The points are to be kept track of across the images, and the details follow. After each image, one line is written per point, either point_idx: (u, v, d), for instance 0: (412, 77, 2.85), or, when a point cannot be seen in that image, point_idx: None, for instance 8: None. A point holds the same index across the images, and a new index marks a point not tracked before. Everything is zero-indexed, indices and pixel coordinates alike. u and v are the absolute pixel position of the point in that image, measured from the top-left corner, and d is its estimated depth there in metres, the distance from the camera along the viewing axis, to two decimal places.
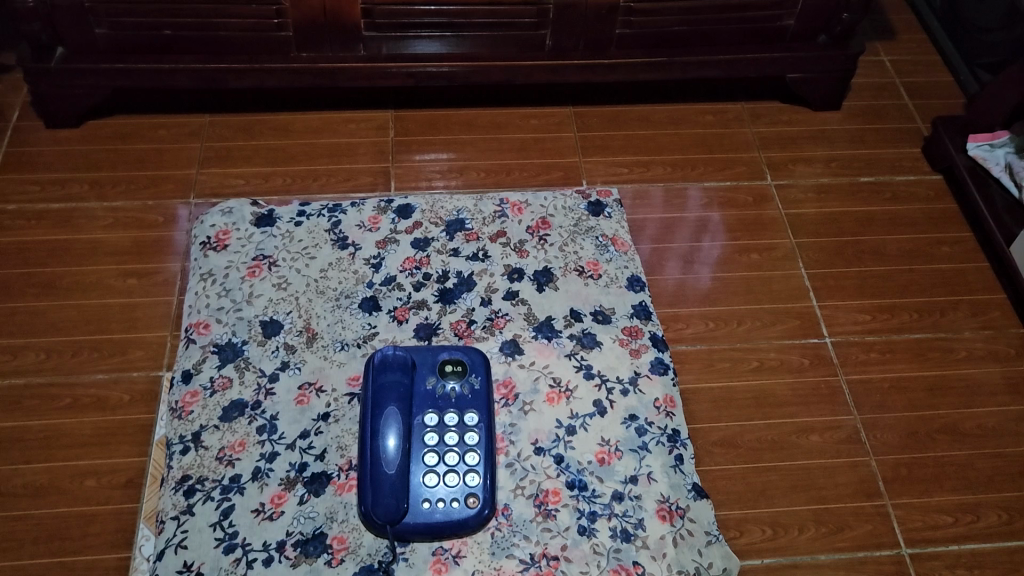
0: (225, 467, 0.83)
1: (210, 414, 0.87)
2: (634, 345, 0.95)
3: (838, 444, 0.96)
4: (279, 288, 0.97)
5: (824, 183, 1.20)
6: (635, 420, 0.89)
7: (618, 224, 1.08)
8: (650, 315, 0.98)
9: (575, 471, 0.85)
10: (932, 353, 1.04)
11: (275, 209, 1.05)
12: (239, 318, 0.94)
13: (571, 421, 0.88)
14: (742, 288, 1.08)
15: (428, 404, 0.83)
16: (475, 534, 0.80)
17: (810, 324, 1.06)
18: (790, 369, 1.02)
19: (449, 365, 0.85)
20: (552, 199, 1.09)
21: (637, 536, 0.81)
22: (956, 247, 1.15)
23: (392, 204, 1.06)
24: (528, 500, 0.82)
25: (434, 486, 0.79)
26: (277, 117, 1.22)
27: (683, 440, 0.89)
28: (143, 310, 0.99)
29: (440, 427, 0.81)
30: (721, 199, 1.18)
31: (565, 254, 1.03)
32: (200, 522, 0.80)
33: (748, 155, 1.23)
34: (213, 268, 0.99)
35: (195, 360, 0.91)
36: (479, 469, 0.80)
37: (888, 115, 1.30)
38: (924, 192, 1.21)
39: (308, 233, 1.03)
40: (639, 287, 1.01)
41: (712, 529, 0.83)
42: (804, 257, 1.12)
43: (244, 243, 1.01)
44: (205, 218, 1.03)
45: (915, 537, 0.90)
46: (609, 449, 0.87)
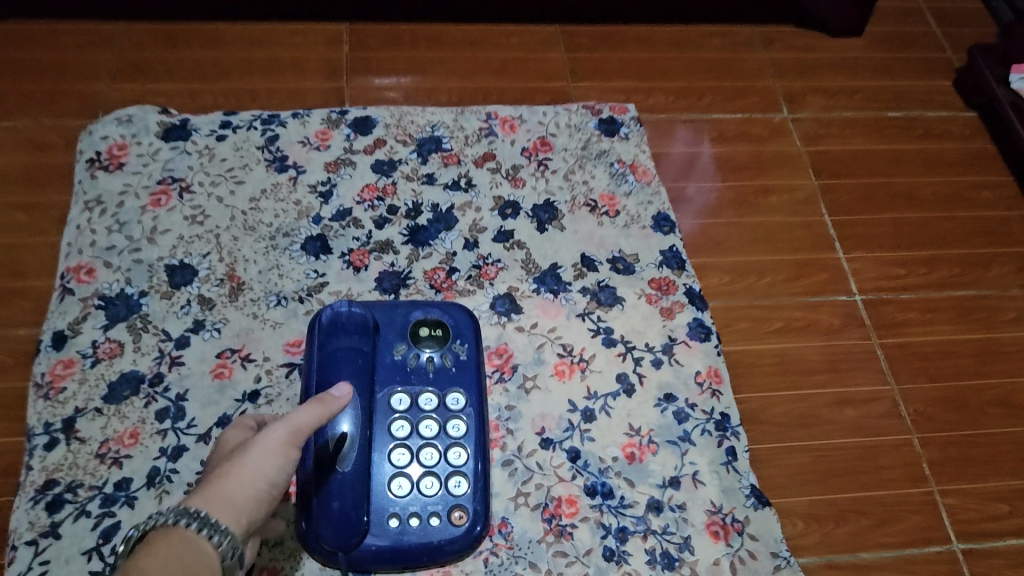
0: (109, 469, 0.65)
1: (90, 393, 0.69)
2: (666, 303, 0.80)
3: (876, 419, 0.82)
4: (192, 223, 0.79)
5: (847, 118, 1.05)
6: (673, 402, 0.74)
7: (636, 148, 0.91)
8: (683, 265, 0.82)
9: (596, 473, 0.69)
10: (978, 313, 0.90)
11: (190, 118, 0.86)
12: (137, 263, 0.76)
13: (587, 404, 0.73)
14: (760, 236, 0.93)
15: (398, 381, 0.66)
16: (462, 563, 0.64)
17: (839, 278, 0.91)
18: (820, 331, 0.87)
19: (425, 329, 0.68)
20: (554, 114, 0.91)
21: (681, 563, 0.66)
22: (997, 192, 1.00)
23: (346, 114, 0.87)
24: (535, 513, 0.67)
25: (406, 493, 0.62)
26: (208, 25, 1.02)
27: (734, 429, 0.74)
28: (33, 253, 0.80)
29: (414, 412, 0.65)
30: (731, 133, 1.01)
31: (571, 183, 0.86)
32: (70, 548, 0.62)
33: (762, 83, 1.07)
34: (103, 193, 0.80)
35: (73, 317, 0.72)
36: (466, 471, 0.63)
37: (916, 42, 1.14)
38: (960, 130, 1.06)
39: (234, 150, 0.84)
40: (668, 227, 0.85)
41: (781, 549, 0.68)
42: (828, 201, 0.97)
43: (146, 161, 0.82)
44: (96, 128, 0.84)
45: (969, 530, 0.76)
46: (639, 442, 0.71)
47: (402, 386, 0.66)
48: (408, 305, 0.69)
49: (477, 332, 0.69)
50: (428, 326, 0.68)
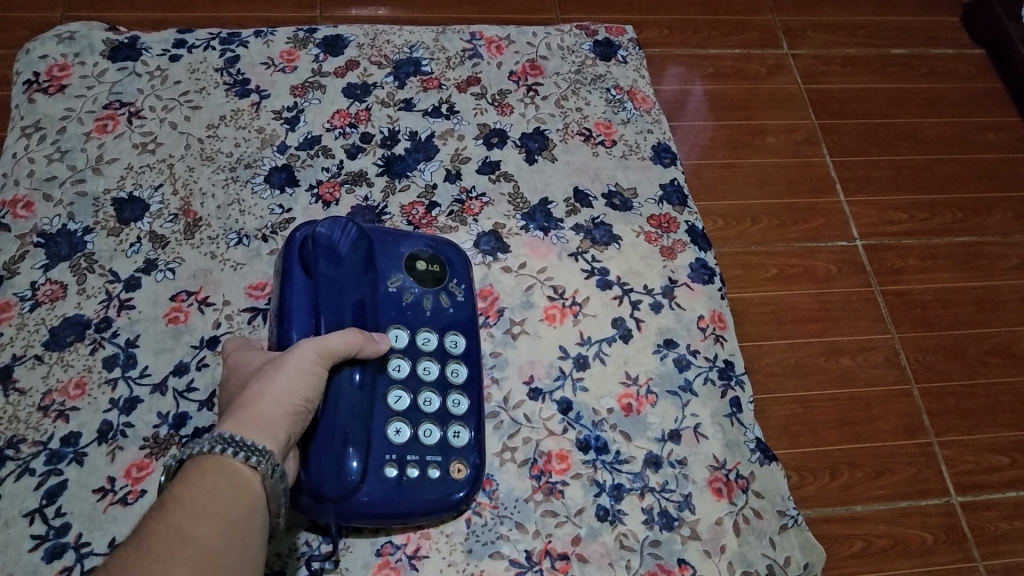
0: (54, 423, 0.61)
1: (29, 339, 0.64)
2: (667, 242, 0.76)
3: (874, 369, 0.78)
4: (142, 151, 0.74)
5: (847, 55, 1.00)
6: (673, 348, 0.70)
7: (634, 73, 0.86)
8: (685, 201, 0.78)
9: (589, 426, 0.66)
10: (979, 260, 0.87)
11: (140, 37, 0.80)
12: (81, 195, 0.71)
13: (580, 350, 0.69)
14: (756, 178, 0.88)
15: (395, 316, 0.61)
16: (443, 523, 0.60)
17: (838, 222, 0.87)
18: (815, 278, 0.83)
19: (421, 262, 0.64)
20: (544, 35, 0.86)
21: (681, 523, 0.63)
22: (1002, 134, 0.96)
23: (314, 33, 0.82)
24: (523, 471, 0.63)
25: (405, 440, 0.58)
26: None
27: (739, 378, 0.70)
28: None
29: (413, 350, 0.61)
30: (728, 70, 0.96)
31: (564, 110, 0.81)
32: (10, 510, 0.58)
33: (760, 18, 1.01)
34: (43, 118, 0.74)
35: (11, 256, 0.68)
36: (467, 421, 0.60)
37: None
38: (965, 68, 1.01)
39: (189, 73, 0.78)
40: (670, 158, 0.81)
41: (788, 508, 0.66)
42: (827, 141, 0.92)
43: (91, 83, 0.76)
44: (33, 47, 0.78)
45: (967, 482, 0.74)
46: (636, 393, 0.68)
47: (398, 322, 0.61)
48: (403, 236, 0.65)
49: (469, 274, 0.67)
50: (423, 260, 0.64)
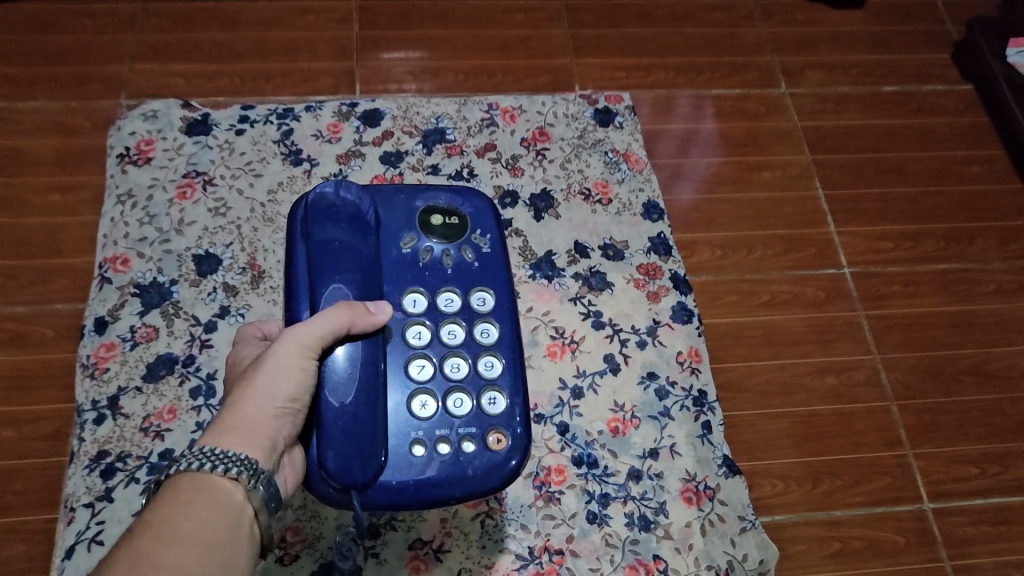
0: (153, 441, 0.73)
1: (131, 373, 0.75)
2: (652, 287, 0.84)
3: (856, 387, 0.87)
4: (215, 214, 0.84)
5: (842, 92, 1.08)
6: (655, 380, 0.79)
7: (629, 136, 0.95)
8: (670, 251, 0.87)
9: (583, 445, 0.75)
10: (959, 286, 0.94)
11: (210, 114, 0.90)
12: (167, 252, 0.82)
13: (577, 381, 0.78)
14: (752, 211, 0.97)
15: (413, 281, 0.61)
16: (463, 523, 0.70)
17: (827, 251, 0.95)
18: (805, 303, 0.91)
19: (438, 217, 0.63)
20: (552, 104, 0.95)
21: (656, 525, 0.73)
22: (986, 167, 1.03)
23: (355, 107, 0.92)
24: (527, 482, 0.72)
25: (432, 413, 0.57)
26: (223, 5, 1.06)
27: (710, 404, 0.79)
28: (68, 233, 0.88)
29: (434, 314, 0.60)
30: (730, 109, 1.05)
31: (568, 172, 0.91)
32: (121, 511, 0.70)
33: (760, 58, 1.09)
34: (133, 187, 0.85)
35: (112, 304, 0.79)
36: (501, 383, 0.58)
37: (917, 14, 1.15)
38: (954, 104, 1.08)
39: (252, 143, 0.89)
40: (657, 214, 0.89)
41: (748, 512, 0.74)
42: (820, 175, 1.01)
43: (172, 156, 0.87)
44: (124, 124, 0.89)
45: (938, 490, 0.82)
46: (623, 417, 0.77)
47: (416, 286, 0.61)
48: (418, 194, 0.64)
49: (497, 219, 0.65)
50: (435, 215, 0.63)
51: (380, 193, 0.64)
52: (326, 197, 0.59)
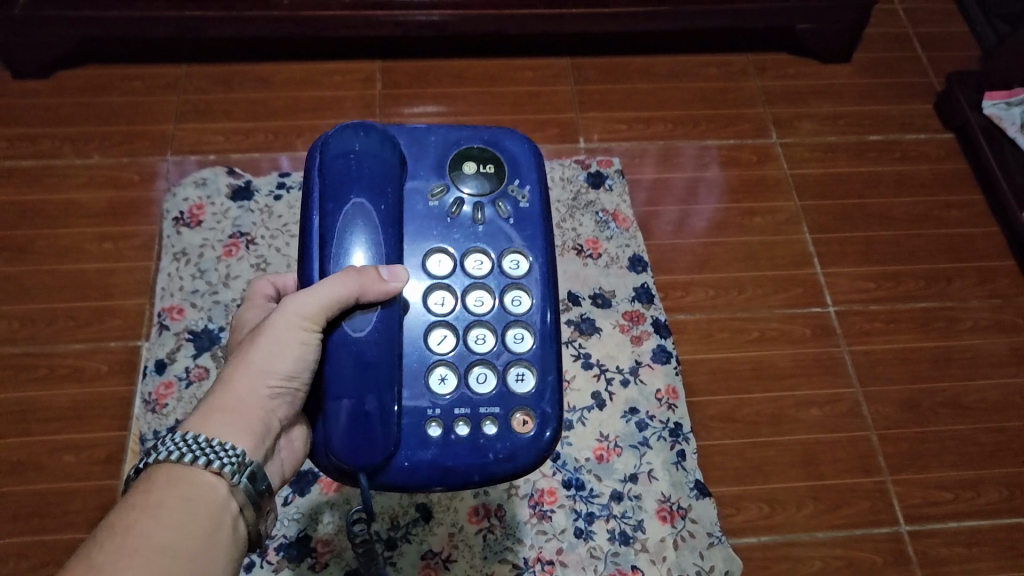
0: None
1: (185, 407, 0.86)
2: (636, 331, 0.92)
3: (839, 417, 0.94)
4: (256, 268, 0.95)
5: (830, 142, 1.16)
6: (636, 414, 0.87)
7: (619, 199, 1.04)
8: (653, 298, 0.95)
9: (572, 469, 0.83)
10: (938, 323, 1.01)
11: (252, 181, 1.02)
12: (216, 302, 0.92)
13: (568, 415, 0.86)
14: (744, 254, 1.04)
15: (440, 238, 0.57)
16: (467, 536, 0.78)
17: (813, 291, 1.03)
18: (792, 340, 0.98)
19: (472, 164, 0.59)
20: (549, 168, 1.05)
21: (635, 540, 0.80)
22: (965, 211, 1.11)
23: None
24: (523, 501, 0.81)
25: (451, 390, 0.54)
26: (258, 68, 1.16)
27: (685, 435, 0.86)
28: (119, 277, 0.98)
29: (461, 277, 0.56)
30: (724, 158, 1.13)
31: (562, 230, 1.00)
32: None
33: (753, 110, 1.18)
34: (186, 246, 0.96)
35: (169, 348, 0.90)
36: (530, 358, 0.55)
37: (900, 68, 1.23)
38: (934, 152, 1.16)
39: (288, 207, 1.00)
40: (642, 267, 0.98)
41: (715, 530, 0.82)
42: (808, 221, 1.08)
43: (219, 219, 0.99)
44: (178, 191, 1.01)
45: (914, 514, 0.89)
46: (607, 446, 0.85)
47: (442, 244, 0.57)
48: (449, 139, 0.60)
49: (540, 169, 0.60)
50: (470, 163, 0.59)
51: (408, 138, 0.59)
52: (346, 140, 0.55)
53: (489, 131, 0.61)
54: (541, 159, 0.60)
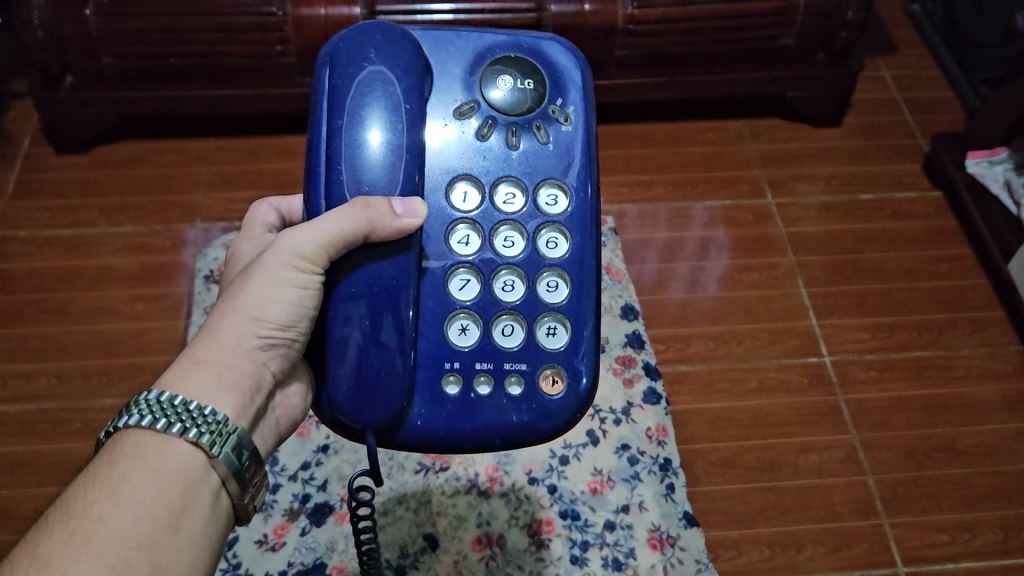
0: None
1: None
2: (628, 374, 0.98)
3: (837, 463, 0.97)
4: None
5: (824, 201, 1.22)
6: (628, 450, 0.91)
7: (612, 253, 1.11)
8: (643, 344, 1.01)
9: (568, 501, 0.87)
10: (931, 370, 1.05)
11: None
12: None
13: (564, 451, 0.90)
14: (742, 307, 1.09)
15: (467, 164, 0.57)
16: (471, 563, 0.82)
17: (810, 342, 1.07)
18: (790, 389, 1.03)
19: (507, 78, 0.57)
20: None
21: (627, 566, 0.83)
22: (955, 264, 1.15)
23: None
24: (523, 530, 0.85)
25: (473, 341, 0.55)
26: (282, 140, 1.25)
27: (674, 469, 0.90)
28: (151, 335, 1.04)
29: (490, 214, 0.56)
30: (722, 217, 1.19)
31: None
32: None
33: (748, 172, 1.24)
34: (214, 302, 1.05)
35: None
36: (563, 312, 0.56)
37: (889, 130, 1.30)
38: (924, 208, 1.21)
39: None
40: (633, 315, 1.04)
41: (702, 557, 0.85)
42: (804, 275, 1.13)
43: None
44: (208, 252, 1.10)
45: (912, 556, 0.91)
46: (601, 478, 0.89)
47: (470, 173, 0.57)
48: (485, 49, 0.58)
49: (585, 83, 0.58)
50: (505, 76, 0.57)
51: (438, 45, 0.58)
52: (361, 51, 0.54)
53: (528, 38, 0.59)
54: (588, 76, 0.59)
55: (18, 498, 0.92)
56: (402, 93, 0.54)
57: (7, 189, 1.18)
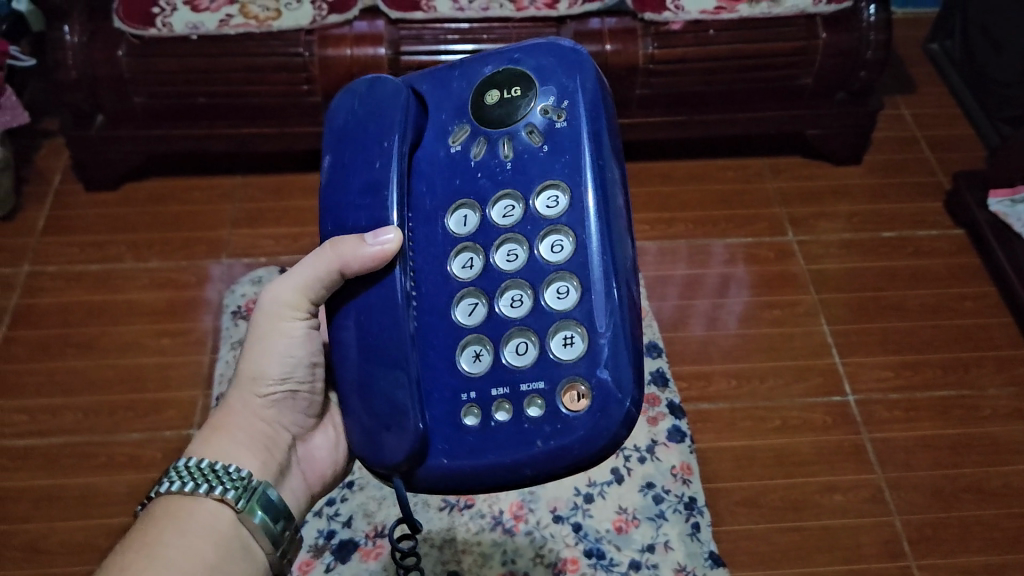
0: None
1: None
2: (652, 413, 0.97)
3: (862, 503, 0.96)
4: None
5: (845, 238, 1.21)
6: (653, 488, 0.90)
7: None
8: (667, 382, 1.00)
9: (593, 540, 0.87)
10: (957, 410, 1.04)
11: None
12: None
13: (589, 489, 0.90)
14: (765, 345, 1.09)
15: (466, 189, 0.54)
16: None
17: (834, 381, 1.06)
18: (814, 428, 1.02)
19: (496, 92, 0.54)
20: None
21: None
22: (979, 302, 1.15)
23: None
24: (548, 570, 0.84)
25: (485, 367, 0.52)
26: (307, 177, 1.26)
27: (700, 508, 0.89)
28: (176, 369, 1.05)
29: (489, 232, 0.53)
30: (744, 255, 1.19)
31: None
32: None
33: (769, 210, 1.24)
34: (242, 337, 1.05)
35: None
36: (575, 318, 0.50)
37: (910, 168, 1.30)
38: (947, 246, 1.21)
39: None
40: (658, 353, 1.03)
41: None
42: (826, 313, 1.13)
43: None
44: (236, 287, 1.11)
45: None
46: (626, 517, 0.88)
47: (469, 197, 0.54)
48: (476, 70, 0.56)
49: (580, 70, 0.53)
50: (493, 93, 0.55)
51: (432, 81, 0.58)
52: (350, 115, 0.58)
53: (516, 44, 0.55)
54: (586, 60, 0.53)
55: (43, 532, 0.92)
56: (386, 132, 0.55)
57: (37, 225, 1.20)
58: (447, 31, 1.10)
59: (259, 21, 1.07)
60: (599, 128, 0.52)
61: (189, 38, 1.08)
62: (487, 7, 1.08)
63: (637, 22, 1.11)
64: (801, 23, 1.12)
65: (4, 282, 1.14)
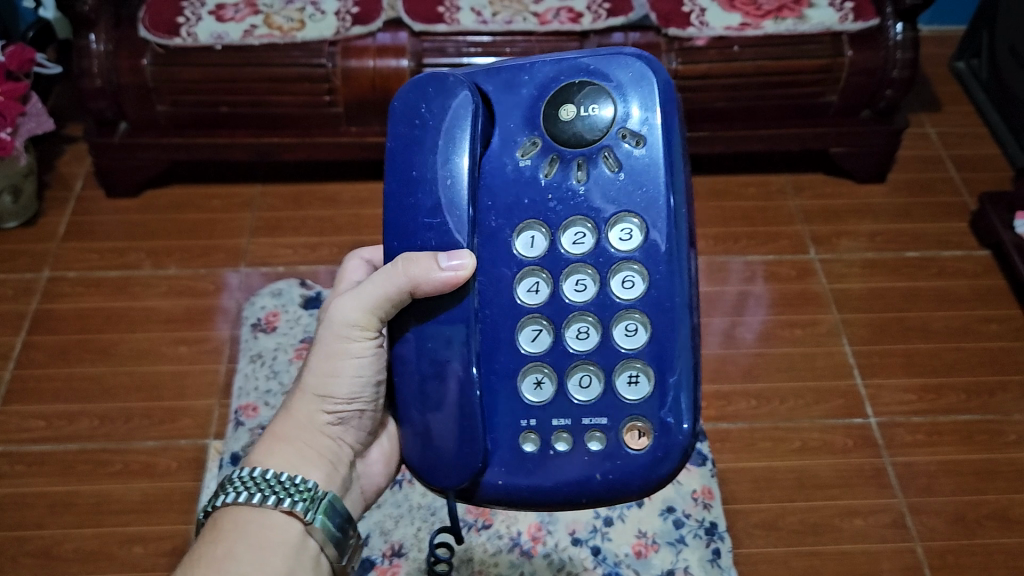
0: None
1: None
2: None
3: (884, 528, 0.94)
4: None
5: (868, 258, 1.20)
6: (673, 512, 0.89)
7: None
8: None
9: (611, 564, 0.86)
10: (981, 435, 1.02)
11: (322, 291, 1.10)
12: None
13: (608, 512, 0.89)
14: (784, 364, 1.08)
15: (535, 209, 0.54)
16: None
17: (855, 403, 1.05)
18: (833, 450, 1.00)
19: (572, 107, 0.54)
20: None
21: None
22: (1004, 325, 1.13)
23: None
24: None
25: (548, 396, 0.53)
26: (327, 187, 1.27)
27: (721, 533, 0.88)
28: (193, 378, 1.05)
29: (558, 257, 0.53)
30: (763, 272, 1.18)
31: None
32: None
33: (792, 228, 1.23)
34: (262, 349, 1.04)
35: (244, 442, 0.95)
36: (642, 357, 0.53)
37: (934, 187, 1.29)
38: (971, 268, 1.19)
39: None
40: None
41: None
42: (849, 333, 1.12)
43: (292, 326, 1.06)
44: (256, 299, 1.09)
45: None
46: (646, 541, 0.87)
47: (539, 218, 0.54)
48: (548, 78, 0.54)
49: (657, 99, 0.53)
50: (577, 113, 0.53)
51: (500, 84, 0.55)
52: (413, 106, 0.54)
53: (595, 54, 0.54)
54: (660, 84, 0.53)
55: (57, 538, 0.92)
56: (457, 150, 0.53)
57: (58, 230, 1.21)
58: (468, 44, 1.09)
59: (283, 33, 1.08)
60: (675, 163, 0.53)
61: (213, 48, 1.08)
62: (510, 21, 1.09)
63: (660, 37, 1.11)
64: (826, 40, 1.11)
65: (23, 286, 1.14)
